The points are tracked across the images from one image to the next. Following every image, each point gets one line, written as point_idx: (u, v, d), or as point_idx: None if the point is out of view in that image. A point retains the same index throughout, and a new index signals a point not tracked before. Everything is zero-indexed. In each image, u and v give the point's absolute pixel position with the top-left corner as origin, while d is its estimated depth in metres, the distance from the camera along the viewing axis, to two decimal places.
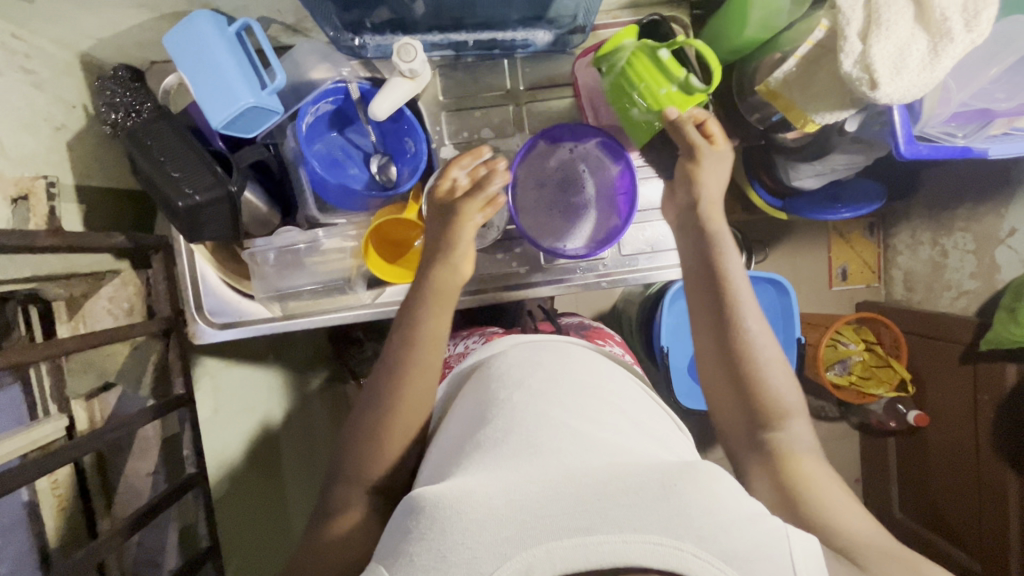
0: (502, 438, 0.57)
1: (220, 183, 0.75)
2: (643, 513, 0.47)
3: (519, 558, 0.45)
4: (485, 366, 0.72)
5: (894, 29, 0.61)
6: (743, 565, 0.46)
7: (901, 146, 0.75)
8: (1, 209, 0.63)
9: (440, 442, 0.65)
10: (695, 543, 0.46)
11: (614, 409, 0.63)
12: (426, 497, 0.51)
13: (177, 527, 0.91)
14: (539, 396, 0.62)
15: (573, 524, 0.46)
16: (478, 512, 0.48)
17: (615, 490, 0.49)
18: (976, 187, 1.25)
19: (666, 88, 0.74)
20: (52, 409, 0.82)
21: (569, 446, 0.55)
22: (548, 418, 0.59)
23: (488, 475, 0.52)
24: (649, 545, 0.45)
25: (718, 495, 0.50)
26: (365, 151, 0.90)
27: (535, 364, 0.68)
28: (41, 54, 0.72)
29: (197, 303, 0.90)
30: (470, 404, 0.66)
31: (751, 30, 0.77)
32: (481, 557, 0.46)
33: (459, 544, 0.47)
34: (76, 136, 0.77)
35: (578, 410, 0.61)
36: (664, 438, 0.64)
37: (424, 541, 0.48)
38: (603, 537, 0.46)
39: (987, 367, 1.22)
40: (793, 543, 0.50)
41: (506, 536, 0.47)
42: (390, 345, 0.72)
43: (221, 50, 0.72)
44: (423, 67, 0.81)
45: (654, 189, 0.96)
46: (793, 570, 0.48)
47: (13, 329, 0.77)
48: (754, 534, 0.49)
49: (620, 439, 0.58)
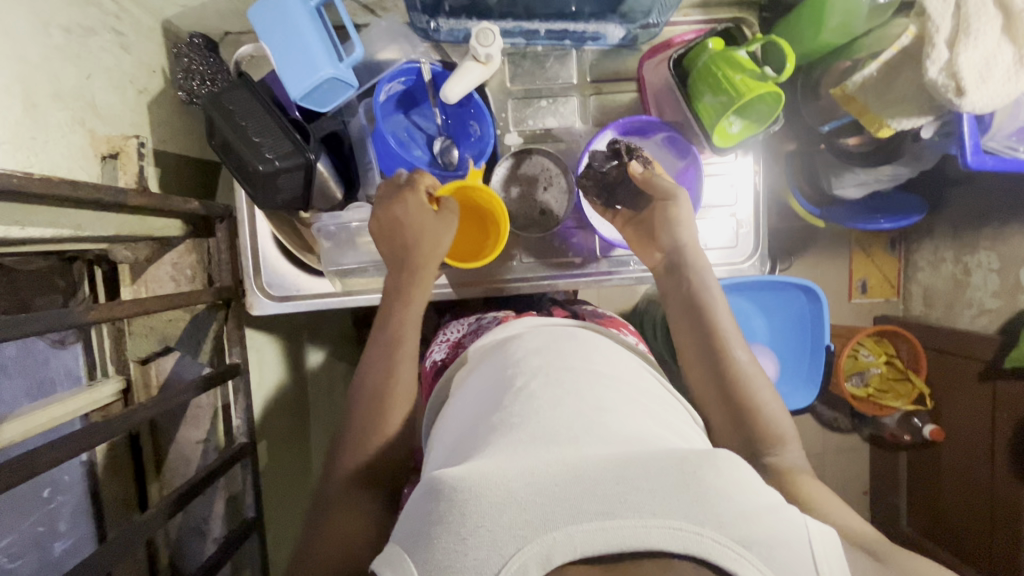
0: (513, 419, 0.53)
1: (300, 151, 0.75)
2: (663, 497, 0.43)
3: (539, 542, 0.42)
4: (496, 350, 0.69)
5: (982, 38, 0.63)
6: (765, 552, 0.42)
7: (968, 156, 0.76)
8: (91, 164, 0.66)
9: (446, 429, 0.61)
10: (716, 528, 0.42)
11: (627, 392, 0.59)
12: (443, 480, 0.47)
13: (224, 495, 0.93)
14: (552, 380, 0.58)
15: (592, 507, 0.43)
16: (496, 495, 0.44)
17: (633, 471, 0.45)
18: (1003, 208, 1.22)
19: (739, 75, 0.75)
20: (110, 372, 0.85)
21: (584, 430, 0.51)
22: (559, 401, 0.54)
23: (503, 457, 0.48)
24: (669, 529, 0.42)
25: (742, 482, 0.46)
26: (429, 134, 0.90)
27: (547, 347, 0.65)
28: (129, 17, 0.73)
29: (256, 274, 0.90)
30: (481, 389, 0.62)
31: (829, 34, 0.79)
32: (501, 540, 0.42)
33: (478, 527, 0.43)
34: (154, 100, 0.79)
35: (593, 393, 0.56)
36: (680, 426, 0.59)
37: (443, 523, 0.44)
38: (622, 521, 0.42)
39: (1009, 386, 1.20)
40: (812, 530, 0.46)
41: (525, 519, 0.43)
42: (370, 350, 0.74)
43: (304, 22, 0.72)
44: (498, 52, 0.80)
45: (714, 189, 0.96)
46: (814, 565, 0.44)
47: (77, 290, 0.79)
48: (777, 521, 0.45)
49: (635, 423, 0.54)
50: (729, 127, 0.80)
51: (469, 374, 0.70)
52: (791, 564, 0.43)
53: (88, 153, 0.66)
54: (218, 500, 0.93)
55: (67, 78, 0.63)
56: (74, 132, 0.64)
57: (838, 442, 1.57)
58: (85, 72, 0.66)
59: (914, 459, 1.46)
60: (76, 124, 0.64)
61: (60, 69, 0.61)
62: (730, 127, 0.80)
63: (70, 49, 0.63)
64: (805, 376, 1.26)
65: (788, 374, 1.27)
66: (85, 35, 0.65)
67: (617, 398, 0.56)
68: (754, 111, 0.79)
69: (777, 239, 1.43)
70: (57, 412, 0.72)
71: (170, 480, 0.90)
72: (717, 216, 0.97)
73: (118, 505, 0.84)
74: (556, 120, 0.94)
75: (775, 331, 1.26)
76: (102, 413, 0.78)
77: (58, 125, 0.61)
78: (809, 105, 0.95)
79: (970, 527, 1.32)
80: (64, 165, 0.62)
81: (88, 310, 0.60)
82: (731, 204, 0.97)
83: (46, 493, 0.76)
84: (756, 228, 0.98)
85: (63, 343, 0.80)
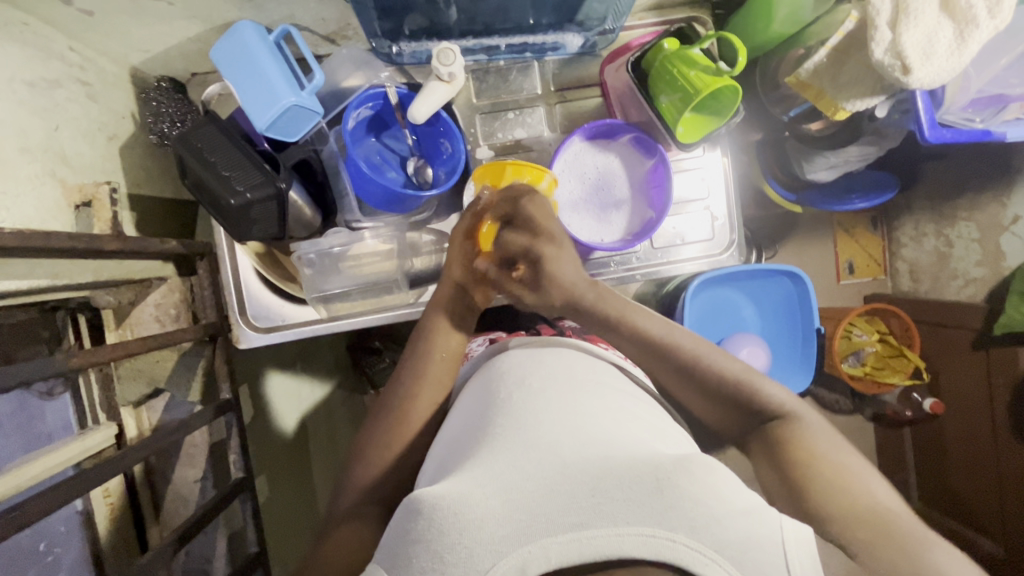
0: (496, 435, 0.54)
1: (269, 181, 0.76)
2: (637, 506, 0.44)
3: (515, 555, 0.42)
4: (483, 370, 0.71)
5: (921, 17, 0.65)
6: (737, 556, 0.42)
7: (925, 131, 0.78)
8: (64, 215, 0.67)
9: (436, 448, 0.63)
10: (688, 534, 0.42)
11: (610, 400, 0.60)
12: (424, 498, 0.48)
13: (225, 532, 0.93)
14: (535, 395, 0.59)
15: (567, 519, 0.43)
16: (475, 512, 0.45)
17: (608, 483, 0.46)
18: (978, 177, 1.23)
19: (695, 70, 0.77)
20: (102, 418, 0.84)
21: (564, 439, 0.52)
22: (542, 415, 0.55)
23: (483, 473, 0.49)
24: (643, 537, 0.42)
25: (717, 487, 0.46)
26: (401, 155, 0.92)
27: (530, 362, 0.66)
28: (94, 67, 0.75)
29: (241, 308, 0.91)
30: (469, 409, 0.64)
31: (778, 26, 0.82)
32: (477, 555, 0.43)
33: (456, 544, 0.44)
34: (125, 145, 0.80)
35: (575, 405, 0.57)
36: (664, 430, 0.60)
37: (422, 542, 0.45)
38: (595, 531, 0.42)
39: (1001, 352, 1.21)
40: (786, 532, 0.45)
41: (502, 534, 0.44)
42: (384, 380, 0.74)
43: (262, 53, 0.73)
44: (460, 70, 0.82)
45: (686, 184, 0.97)
46: (787, 565, 0.43)
47: (63, 339, 0.79)
48: (751, 526, 0.45)
49: (617, 429, 0.54)
50: (687, 120, 0.82)
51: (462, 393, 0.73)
52: (765, 567, 0.43)
53: (61, 204, 0.67)
54: (219, 537, 0.92)
55: (35, 131, 0.64)
56: (46, 183, 0.65)
57: (841, 424, 1.57)
58: (53, 124, 0.67)
59: (918, 435, 1.46)
60: (47, 175, 0.65)
61: (27, 122, 0.63)
62: (687, 121, 0.82)
63: (36, 103, 0.65)
64: (797, 360, 1.27)
65: (781, 360, 1.28)
66: (50, 87, 0.67)
67: (599, 408, 0.57)
68: (713, 104, 0.81)
69: (759, 228, 1.44)
70: (50, 462, 0.70)
71: (169, 522, 0.90)
72: (693, 210, 0.98)
73: (119, 553, 0.83)
74: (525, 131, 0.96)
75: (763, 318, 1.27)
76: (94, 460, 0.78)
77: (29, 177, 0.62)
78: (770, 95, 0.97)
79: (979, 497, 1.32)
80: (36, 218, 0.63)
81: (70, 357, 0.60)
82: (705, 198, 0.98)
83: (42, 546, 0.74)
84: (731, 220, 0.99)
85: (50, 394, 0.78)
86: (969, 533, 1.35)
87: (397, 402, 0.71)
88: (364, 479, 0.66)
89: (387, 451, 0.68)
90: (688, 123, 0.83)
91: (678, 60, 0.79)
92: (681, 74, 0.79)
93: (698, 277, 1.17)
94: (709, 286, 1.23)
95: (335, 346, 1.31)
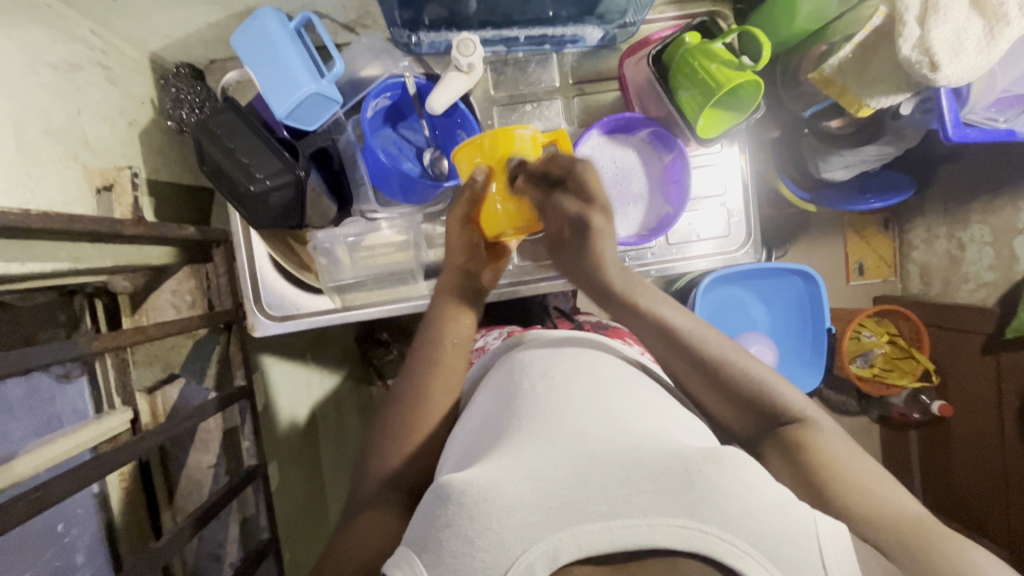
0: (521, 424, 0.54)
1: (289, 169, 0.76)
2: (668, 498, 0.44)
3: (545, 542, 0.43)
4: (504, 361, 0.72)
5: (951, 14, 0.64)
6: (770, 550, 0.42)
7: (948, 130, 0.78)
8: (86, 199, 0.67)
9: (459, 435, 0.63)
10: (720, 526, 0.43)
11: (635, 393, 0.60)
12: (452, 484, 0.47)
13: (237, 518, 0.94)
14: (560, 387, 0.59)
15: (597, 509, 0.44)
16: (505, 498, 0.45)
17: (638, 474, 0.46)
18: (994, 179, 1.22)
19: (716, 63, 0.77)
20: (117, 402, 0.84)
21: (592, 428, 0.52)
22: (567, 406, 0.55)
23: (511, 461, 0.49)
24: (673, 527, 0.43)
25: (748, 481, 0.46)
26: (418, 145, 0.90)
27: (552, 355, 0.66)
28: (115, 51, 0.75)
29: (256, 296, 0.91)
30: (491, 400, 0.63)
31: (802, 20, 0.81)
32: (507, 542, 0.44)
33: (486, 530, 0.44)
34: (144, 131, 0.80)
35: (600, 398, 0.57)
36: (687, 422, 0.60)
37: (451, 527, 0.45)
38: (626, 520, 0.43)
39: (1013, 356, 1.20)
40: (820, 525, 0.45)
41: (532, 521, 0.44)
42: (400, 371, 0.74)
43: (283, 41, 0.73)
44: (479, 61, 0.81)
45: (702, 181, 0.97)
46: (821, 560, 0.43)
47: (80, 323, 0.79)
48: (783, 519, 0.45)
49: (645, 422, 0.54)
50: (707, 115, 0.81)
51: (482, 381, 0.73)
52: (795, 561, 0.43)
53: (83, 187, 0.67)
54: (231, 523, 0.93)
55: (58, 114, 0.64)
56: (69, 166, 0.65)
57: (848, 425, 1.57)
58: (75, 107, 0.67)
59: (925, 438, 1.45)
60: (69, 158, 0.65)
61: (50, 105, 0.63)
62: (708, 115, 0.81)
63: (59, 86, 0.65)
64: (808, 359, 1.26)
65: (791, 358, 1.27)
66: (72, 70, 0.67)
67: (625, 401, 0.57)
68: (731, 99, 0.80)
69: (771, 227, 1.43)
70: (68, 445, 0.71)
71: (182, 507, 0.91)
72: (708, 206, 0.98)
73: (132, 536, 0.84)
74: (542, 124, 0.96)
75: (775, 318, 1.26)
76: (110, 443, 0.79)
77: (52, 160, 0.62)
78: (789, 91, 0.96)
79: (987, 501, 1.31)
80: (59, 202, 0.63)
81: (93, 340, 0.61)
82: (721, 195, 0.98)
83: (59, 527, 0.75)
84: (747, 217, 0.98)
85: (68, 377, 0.79)
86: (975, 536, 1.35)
87: (414, 390, 0.71)
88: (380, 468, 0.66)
89: (403, 441, 0.68)
90: (709, 117, 0.82)
91: (701, 53, 0.79)
92: (703, 68, 0.78)
93: (709, 274, 1.17)
94: (721, 284, 1.22)
95: (343, 337, 1.31)
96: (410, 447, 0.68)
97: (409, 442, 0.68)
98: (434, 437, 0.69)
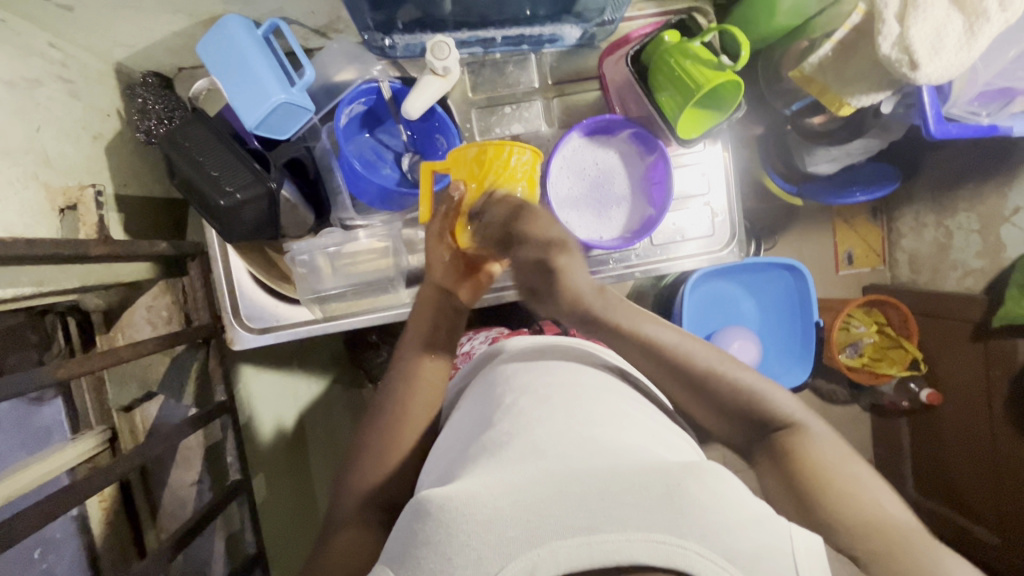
0: (503, 439, 0.53)
1: (260, 181, 0.74)
2: (648, 511, 0.43)
3: (523, 558, 0.41)
4: (487, 370, 0.71)
5: (931, 10, 0.64)
6: (748, 565, 0.41)
7: (930, 126, 0.77)
8: (49, 219, 0.66)
9: (440, 449, 0.62)
10: (699, 541, 0.41)
11: (617, 405, 0.59)
12: (432, 499, 0.47)
13: (223, 533, 0.94)
14: (541, 398, 0.58)
15: (576, 523, 0.42)
16: (483, 514, 0.44)
17: (618, 488, 0.45)
18: (981, 167, 1.21)
19: (690, 61, 0.76)
20: (94, 422, 0.84)
21: (573, 442, 0.51)
22: (550, 422, 0.54)
23: (491, 476, 0.48)
24: (652, 542, 0.41)
25: (726, 495, 0.46)
26: (396, 150, 0.89)
27: (535, 365, 0.66)
28: (76, 63, 0.73)
29: (234, 310, 0.89)
30: (474, 413, 0.63)
31: (783, 18, 0.81)
32: (485, 558, 0.42)
33: (464, 546, 0.43)
34: (111, 144, 0.78)
35: (581, 410, 0.56)
36: (669, 437, 0.58)
37: (429, 544, 0.44)
38: (606, 535, 0.41)
39: (999, 343, 1.20)
40: (796, 541, 0.45)
41: (510, 536, 0.42)
42: (383, 390, 0.72)
43: (250, 49, 0.71)
44: (455, 64, 0.79)
45: (687, 179, 0.96)
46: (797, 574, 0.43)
47: (53, 343, 0.78)
48: (759, 534, 0.44)
49: (625, 436, 0.53)
50: (691, 115, 0.80)
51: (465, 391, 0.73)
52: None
53: (44, 207, 0.65)
54: (218, 537, 0.93)
55: (16, 132, 0.62)
56: (30, 186, 0.63)
57: (838, 414, 1.57)
58: (34, 125, 0.65)
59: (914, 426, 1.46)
60: (30, 178, 0.64)
61: (7, 124, 0.61)
62: (692, 115, 0.80)
63: (16, 103, 0.63)
64: (796, 354, 1.26)
65: (779, 353, 1.27)
66: (30, 86, 0.65)
67: (605, 413, 0.56)
68: (714, 98, 0.78)
69: (758, 219, 1.42)
70: (42, 470, 0.70)
71: (166, 524, 0.90)
72: (694, 206, 0.97)
73: (116, 556, 0.84)
74: (523, 126, 0.94)
75: (764, 312, 1.26)
76: (86, 465, 0.78)
77: (12, 181, 0.61)
78: (772, 89, 0.96)
79: (975, 489, 1.32)
80: (20, 223, 0.61)
81: (56, 368, 0.58)
82: (705, 193, 0.97)
83: (36, 554, 0.75)
84: (732, 216, 0.97)
85: (42, 399, 0.78)
86: (963, 521, 1.36)
87: (395, 406, 0.70)
88: (361, 480, 0.65)
89: (385, 455, 0.67)
90: (694, 118, 0.80)
91: (681, 54, 0.77)
92: (685, 70, 0.76)
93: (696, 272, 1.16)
94: (711, 278, 1.22)
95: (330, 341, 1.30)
96: (389, 461, 0.66)
97: (390, 454, 0.67)
98: (414, 454, 0.68)
